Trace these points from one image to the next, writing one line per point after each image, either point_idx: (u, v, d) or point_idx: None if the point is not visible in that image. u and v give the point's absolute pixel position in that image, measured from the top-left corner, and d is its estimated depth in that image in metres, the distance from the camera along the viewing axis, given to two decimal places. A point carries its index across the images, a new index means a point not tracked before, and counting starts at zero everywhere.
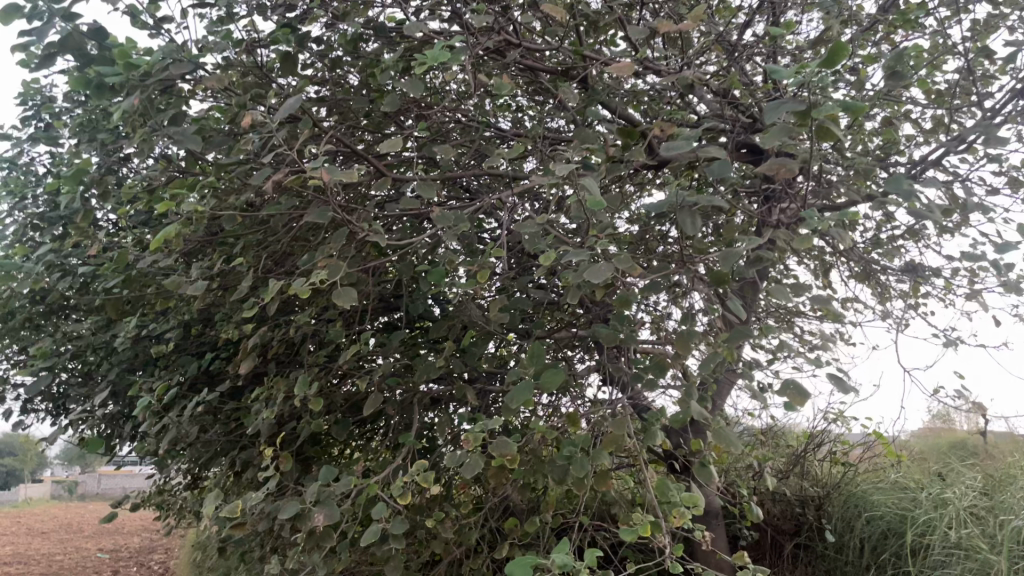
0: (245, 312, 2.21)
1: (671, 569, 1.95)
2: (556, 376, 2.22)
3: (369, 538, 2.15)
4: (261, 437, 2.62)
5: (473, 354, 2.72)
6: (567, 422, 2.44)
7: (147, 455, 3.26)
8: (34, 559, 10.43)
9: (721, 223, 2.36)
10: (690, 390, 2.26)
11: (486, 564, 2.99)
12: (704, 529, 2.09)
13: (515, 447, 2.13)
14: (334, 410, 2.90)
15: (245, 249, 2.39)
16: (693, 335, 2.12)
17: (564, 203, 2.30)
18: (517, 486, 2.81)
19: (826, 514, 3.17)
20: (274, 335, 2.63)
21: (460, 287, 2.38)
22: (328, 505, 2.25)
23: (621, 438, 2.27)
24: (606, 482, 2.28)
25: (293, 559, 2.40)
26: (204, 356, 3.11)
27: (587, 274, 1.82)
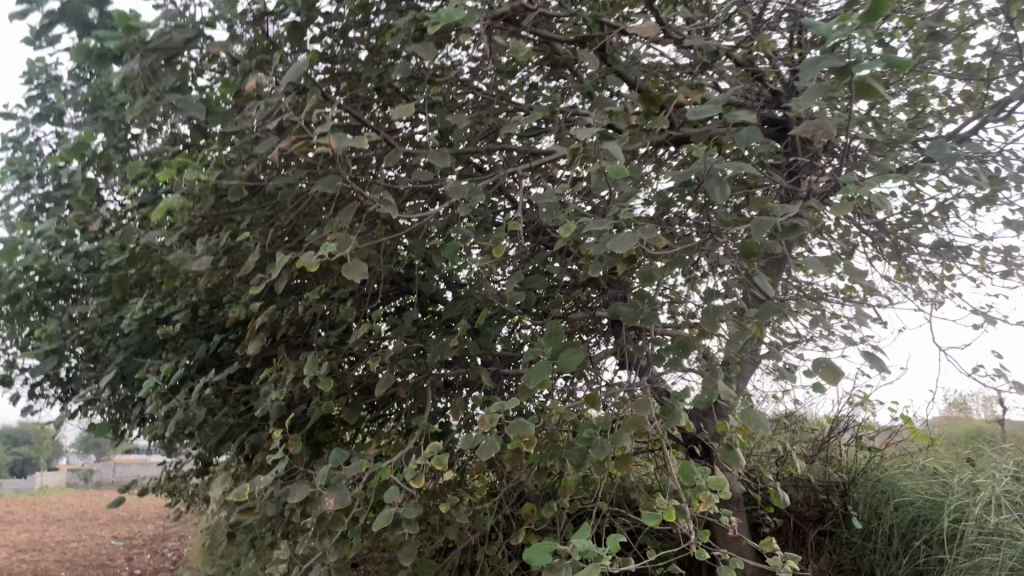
0: (252, 289, 2.13)
1: (699, 556, 1.86)
2: (576, 355, 2.14)
3: (382, 522, 2.07)
4: (270, 419, 2.55)
5: (488, 335, 2.64)
6: (586, 405, 2.36)
7: (156, 440, 3.20)
8: (50, 545, 10.47)
9: (747, 196, 2.27)
10: (716, 370, 2.17)
11: (501, 550, 2.92)
12: (731, 514, 2.00)
13: (533, 428, 2.05)
14: (345, 393, 2.82)
15: (251, 224, 2.31)
16: (719, 312, 2.03)
17: (583, 176, 2.21)
18: (534, 470, 2.73)
19: (851, 500, 3.08)
20: (284, 315, 2.56)
21: (474, 263, 2.30)
22: (339, 489, 2.18)
23: (643, 420, 2.18)
24: (627, 465, 2.19)
25: (303, 545, 2.33)
26: (212, 338, 3.05)
27: (609, 244, 1.73)
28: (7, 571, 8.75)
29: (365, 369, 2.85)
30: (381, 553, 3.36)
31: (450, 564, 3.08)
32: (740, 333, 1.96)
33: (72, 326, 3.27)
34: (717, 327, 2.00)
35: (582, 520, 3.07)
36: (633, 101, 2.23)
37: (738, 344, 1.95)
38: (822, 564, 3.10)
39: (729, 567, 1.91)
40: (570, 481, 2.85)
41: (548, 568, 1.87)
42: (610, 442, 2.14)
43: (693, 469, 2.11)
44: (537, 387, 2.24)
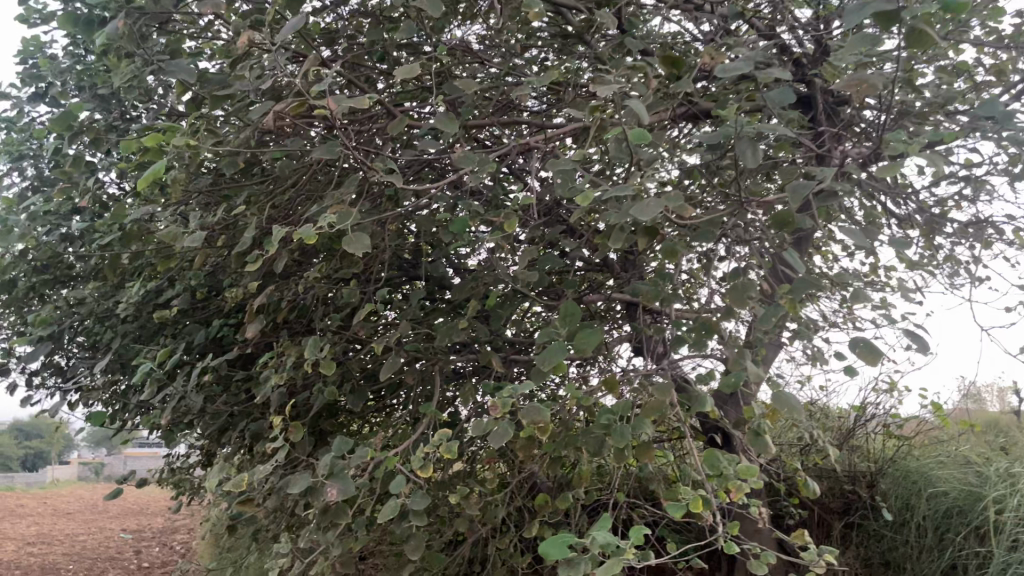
0: (248, 266, 2.00)
1: (728, 549, 1.72)
2: (595, 335, 2.00)
3: (387, 514, 1.94)
4: (271, 406, 2.42)
5: (499, 317, 2.51)
6: (604, 389, 2.22)
7: (155, 429, 3.08)
8: (57, 538, 10.41)
9: (777, 167, 2.12)
10: (741, 353, 2.03)
11: (513, 544, 2.79)
12: (761, 505, 1.86)
13: (549, 414, 1.91)
14: (350, 379, 2.70)
15: (247, 198, 2.18)
16: (749, 288, 1.88)
17: (599, 145, 2.07)
18: (548, 460, 2.60)
19: (879, 491, 2.94)
20: (284, 296, 2.43)
21: (485, 239, 2.17)
22: (342, 478, 2.05)
23: (665, 404, 2.04)
24: (649, 453, 2.06)
25: (305, 537, 2.21)
26: (211, 322, 2.93)
27: (633, 212, 1.57)
28: (16, 564, 8.71)
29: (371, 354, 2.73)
30: (388, 546, 3.25)
31: (461, 557, 2.96)
32: (770, 310, 1.80)
33: (67, 311, 3.15)
34: (746, 303, 1.86)
35: (597, 512, 2.94)
36: (654, 65, 2.09)
37: (769, 321, 1.80)
38: (850, 558, 2.96)
39: (761, 562, 1.77)
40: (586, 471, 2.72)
41: (566, 563, 1.74)
42: (631, 427, 2.00)
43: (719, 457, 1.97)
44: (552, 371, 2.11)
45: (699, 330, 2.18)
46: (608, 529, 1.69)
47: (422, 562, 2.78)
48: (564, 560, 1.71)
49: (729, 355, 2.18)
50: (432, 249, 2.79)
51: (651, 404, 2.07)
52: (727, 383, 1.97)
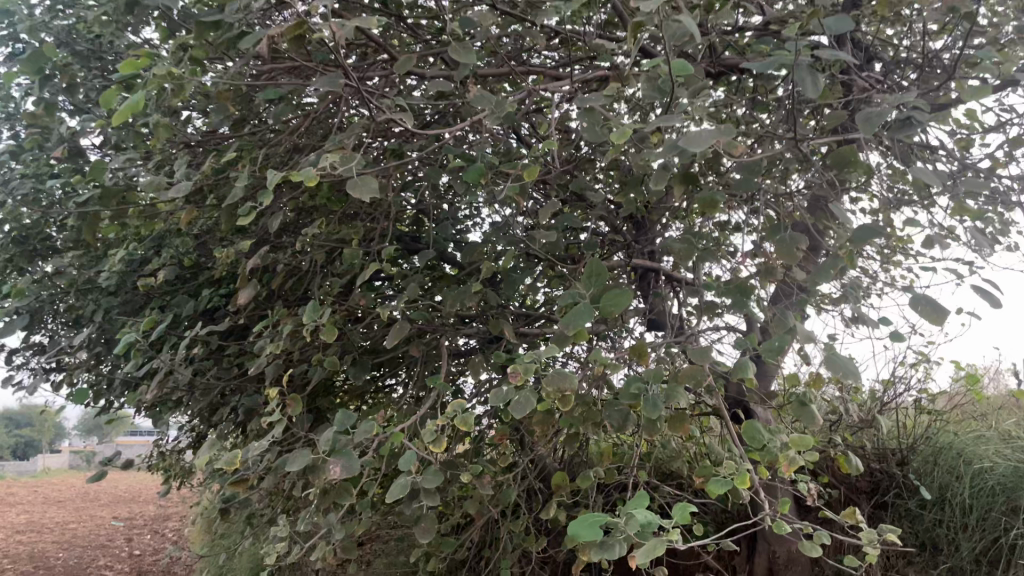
0: (239, 219, 1.80)
1: (779, 529, 1.53)
2: (626, 296, 1.81)
3: (396, 492, 1.75)
4: (267, 378, 2.24)
5: (513, 282, 2.31)
6: (631, 357, 2.02)
7: (141, 407, 2.88)
8: (48, 527, 10.20)
9: (821, 112, 1.92)
10: (784, 315, 1.85)
11: (526, 525, 2.61)
12: (811, 480, 1.68)
13: (577, 381, 1.72)
14: (350, 352, 2.50)
15: (239, 149, 1.99)
16: (799, 240, 1.70)
17: (628, 89, 1.89)
18: (565, 436, 2.42)
19: (911, 469, 2.78)
20: (280, 258, 2.24)
21: (501, 193, 1.98)
22: (346, 455, 1.86)
23: (701, 372, 1.86)
24: (684, 425, 1.86)
25: (305, 520, 2.02)
26: (201, 293, 2.73)
27: (680, 141, 1.36)
28: (3, 552, 8.52)
29: (373, 324, 2.55)
30: (390, 531, 3.08)
31: (468, 541, 2.79)
32: (829, 263, 1.54)
33: (46, 283, 2.95)
34: (796, 256, 1.67)
35: (613, 493, 2.78)
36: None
37: (828, 274, 1.54)
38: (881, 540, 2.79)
39: (813, 541, 1.60)
40: (604, 448, 2.55)
41: (599, 546, 1.55)
42: (665, 398, 1.81)
43: (761, 429, 1.79)
44: (577, 336, 1.93)
45: (734, 291, 2.00)
46: (647, 507, 1.50)
47: (427, 546, 2.61)
48: (597, 541, 1.53)
49: (767, 319, 1.99)
50: (437, 213, 2.60)
51: (685, 370, 1.90)
52: (770, 348, 1.79)
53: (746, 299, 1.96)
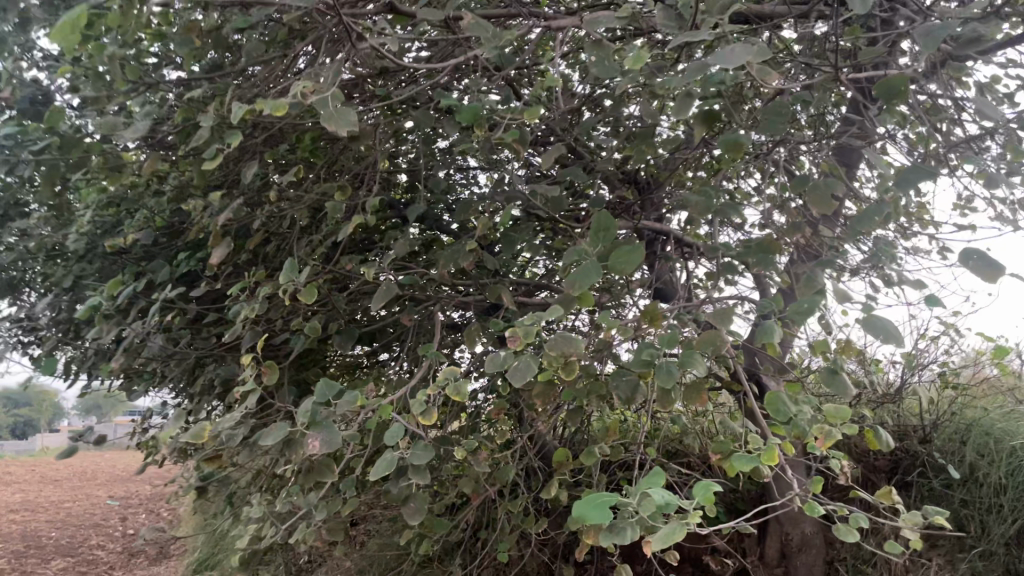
0: (205, 165, 1.60)
1: (812, 511, 1.35)
2: (637, 254, 1.62)
3: (380, 468, 1.58)
4: (244, 345, 2.06)
5: (511, 243, 2.12)
6: (642, 321, 1.83)
7: (116, 379, 2.70)
8: (40, 505, 10.07)
9: (856, 51, 1.72)
10: (813, 275, 1.67)
11: (524, 504, 2.44)
12: (843, 456, 1.50)
13: (584, 344, 1.53)
14: (335, 320, 2.31)
15: (209, 89, 1.80)
16: (835, 187, 1.51)
17: (641, 20, 1.69)
18: (568, 410, 2.24)
19: (934, 447, 2.61)
20: (258, 215, 2.06)
21: (499, 140, 1.79)
22: (326, 429, 1.68)
23: (720, 338, 1.68)
24: (701, 396, 1.67)
25: (284, 500, 1.85)
26: (177, 256, 2.53)
27: (711, 58, 1.16)
28: None
29: (361, 290, 2.36)
30: (381, 510, 2.91)
31: (463, 522, 2.63)
32: (872, 211, 1.33)
33: (12, 246, 2.75)
34: (832, 205, 1.48)
35: (617, 471, 2.61)
36: None
37: (871, 222, 1.34)
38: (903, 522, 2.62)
39: (848, 525, 1.42)
40: (609, 424, 2.38)
41: (609, 529, 1.37)
42: (681, 365, 1.62)
43: (787, 400, 1.61)
44: (583, 298, 1.74)
45: (755, 250, 1.82)
46: (664, 486, 1.32)
47: (419, 527, 2.45)
48: (608, 524, 1.35)
49: (795, 278, 1.79)
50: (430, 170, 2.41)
51: (702, 336, 1.71)
52: (798, 309, 1.60)
53: (768, 258, 1.78)
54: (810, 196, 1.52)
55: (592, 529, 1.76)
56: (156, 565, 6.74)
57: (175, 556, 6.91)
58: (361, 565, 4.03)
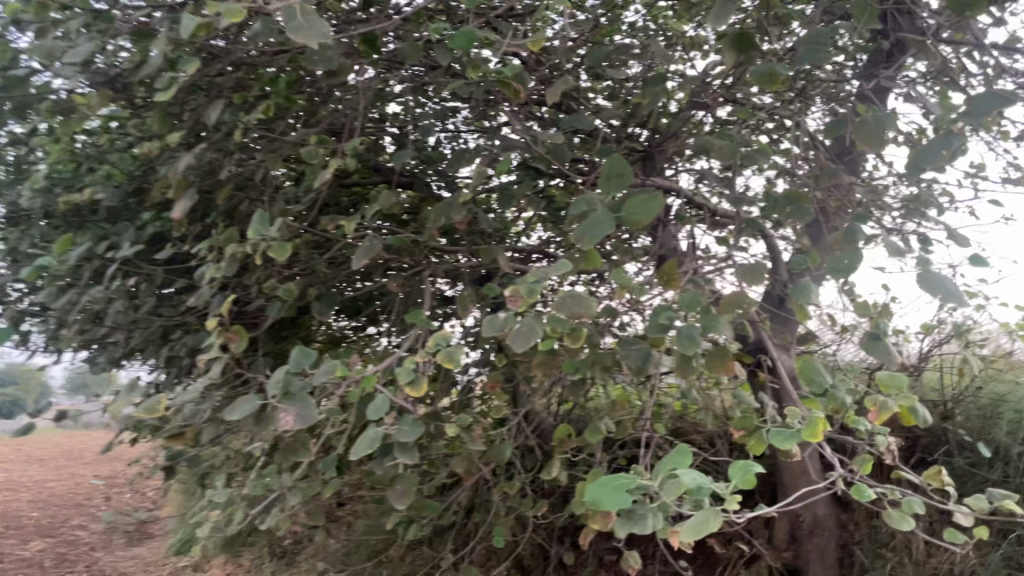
0: (157, 98, 1.40)
1: (859, 495, 1.19)
2: (654, 204, 1.43)
3: (362, 447, 1.38)
4: (213, 310, 1.86)
5: (507, 198, 1.92)
6: (659, 281, 1.62)
7: (78, 351, 2.50)
8: (21, 485, 9.88)
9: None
10: (853, 228, 1.48)
11: (521, 485, 2.26)
12: (889, 431, 1.32)
13: (597, 304, 1.33)
14: (314, 285, 2.11)
15: (165, 17, 1.58)
16: (888, 122, 1.31)
17: None
18: (570, 383, 2.05)
19: (959, 423, 2.45)
20: (225, 165, 1.85)
21: (497, 77, 1.58)
22: (301, 401, 1.48)
23: (747, 300, 1.48)
24: (727, 364, 1.47)
25: (257, 481, 1.66)
26: (142, 216, 2.32)
27: None
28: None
29: (344, 252, 2.17)
30: (367, 491, 2.74)
31: (455, 504, 2.45)
32: (940, 144, 1.15)
33: None
34: (885, 141, 1.29)
35: (620, 449, 2.44)
36: None
37: (938, 157, 1.15)
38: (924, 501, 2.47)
39: (898, 510, 1.25)
40: (614, 397, 2.20)
41: (626, 514, 1.19)
42: (703, 329, 1.42)
43: (823, 369, 1.42)
44: (592, 255, 1.55)
45: (782, 202, 1.62)
46: (691, 467, 1.14)
47: (408, 510, 2.27)
48: (626, 510, 1.17)
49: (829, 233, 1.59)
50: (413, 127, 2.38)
51: (726, 296, 1.52)
52: (837, 265, 1.41)
53: (802, 210, 1.58)
54: (859, 133, 1.33)
55: (598, 515, 1.59)
56: (136, 546, 6.54)
57: (157, 536, 6.73)
58: (347, 548, 3.86)
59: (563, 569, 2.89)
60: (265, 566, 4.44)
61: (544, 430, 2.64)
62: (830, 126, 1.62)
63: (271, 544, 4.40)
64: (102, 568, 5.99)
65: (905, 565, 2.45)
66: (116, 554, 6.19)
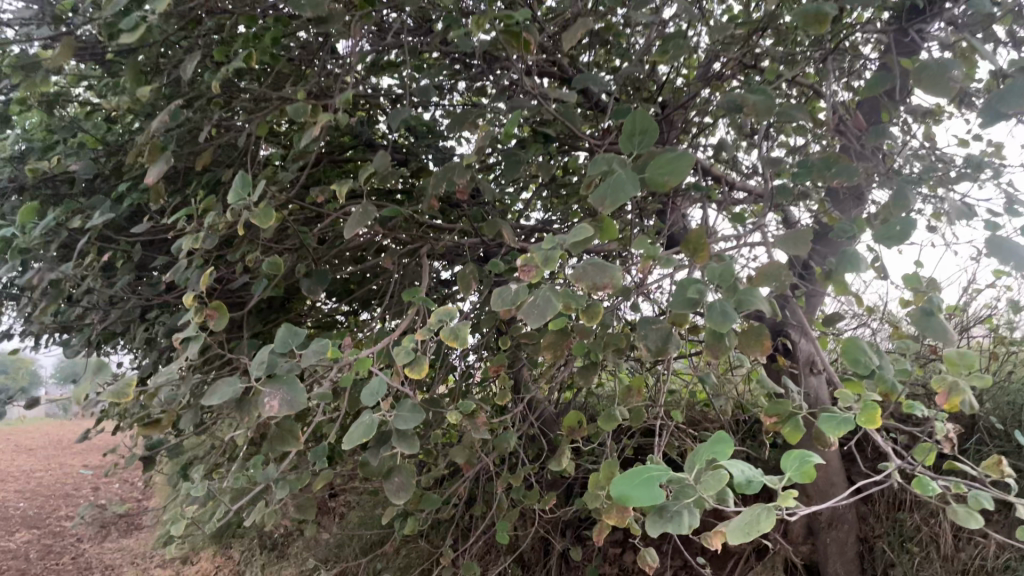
0: (122, 40, 1.24)
1: (924, 489, 1.05)
2: (683, 163, 1.28)
3: (356, 435, 1.23)
4: (192, 287, 1.70)
5: (514, 165, 1.76)
6: (685, 252, 1.47)
7: (53, 333, 2.34)
8: (9, 475, 9.73)
9: None
10: (903, 192, 1.32)
11: (525, 477, 2.11)
12: (951, 417, 1.17)
13: (623, 273, 1.17)
14: (304, 261, 1.95)
15: None
16: (954, 68, 1.19)
17: None
18: (580, 366, 1.89)
19: (990, 411, 2.30)
20: (204, 126, 1.69)
21: (505, 24, 1.43)
22: (286, 383, 1.32)
23: (784, 272, 1.33)
24: (765, 342, 1.31)
25: (241, 473, 1.51)
26: (120, 189, 2.16)
27: None
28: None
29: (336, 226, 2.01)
30: (362, 482, 2.59)
31: (455, 496, 2.31)
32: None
33: None
34: (952, 87, 1.17)
35: (630, 439, 2.29)
36: None
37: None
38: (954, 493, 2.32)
39: (963, 506, 1.10)
40: (625, 382, 2.05)
41: (660, 511, 1.04)
42: (737, 305, 1.28)
43: (868, 348, 1.28)
44: (610, 224, 1.40)
45: (817, 166, 1.49)
46: (732, 456, 0.96)
47: (404, 503, 2.12)
48: (657, 506, 1.02)
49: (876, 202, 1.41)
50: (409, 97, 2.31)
51: (760, 268, 1.37)
52: (887, 232, 1.27)
53: (848, 171, 1.43)
54: (918, 77, 1.20)
55: (615, 510, 1.44)
56: (124, 537, 6.40)
57: (146, 528, 6.58)
58: (339, 541, 3.73)
59: (567, 564, 2.75)
60: (255, 558, 4.31)
61: (550, 418, 2.50)
62: (871, 83, 1.50)
63: (264, 535, 4.27)
64: (88, 560, 5.85)
65: (932, 560, 2.29)
66: (103, 545, 6.06)
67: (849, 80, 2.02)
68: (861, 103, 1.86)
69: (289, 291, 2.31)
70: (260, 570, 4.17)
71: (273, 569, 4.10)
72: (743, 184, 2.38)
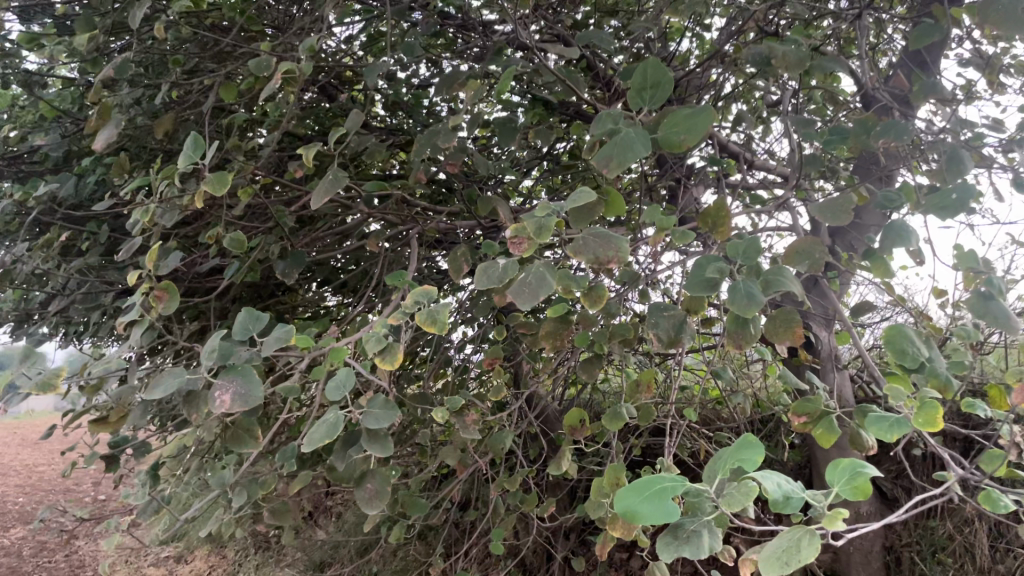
0: None
1: (996, 504, 0.88)
2: (700, 119, 1.08)
3: (318, 435, 1.05)
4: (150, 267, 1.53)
5: (510, 131, 1.59)
6: (706, 229, 1.29)
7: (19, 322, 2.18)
8: (9, 470, 9.62)
9: None
10: (959, 154, 1.14)
11: (522, 479, 1.93)
12: (1020, 418, 1.00)
13: (632, 245, 0.98)
14: (282, 243, 1.78)
15: None
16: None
17: None
18: (585, 358, 1.70)
19: None
20: (165, 87, 1.52)
21: None
22: (238, 373, 1.14)
23: (818, 248, 1.15)
24: (800, 330, 1.13)
25: (200, 477, 1.34)
26: (86, 166, 2.00)
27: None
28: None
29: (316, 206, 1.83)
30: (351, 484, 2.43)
31: (447, 499, 2.14)
32: None
33: None
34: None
35: (639, 439, 2.11)
36: None
37: None
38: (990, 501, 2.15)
39: None
40: (633, 376, 1.86)
41: (676, 531, 0.85)
42: (763, 286, 1.09)
43: (915, 337, 1.10)
44: (616, 196, 1.22)
45: (853, 132, 1.31)
46: (763, 466, 0.76)
47: (392, 507, 1.94)
48: (671, 524, 0.84)
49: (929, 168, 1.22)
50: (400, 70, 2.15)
51: (792, 245, 1.19)
52: (940, 201, 1.09)
53: (895, 131, 1.23)
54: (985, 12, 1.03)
55: (620, 520, 1.26)
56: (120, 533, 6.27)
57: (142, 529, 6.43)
58: (333, 543, 3.56)
59: (568, 571, 2.57)
60: (248, 559, 4.16)
61: (551, 416, 2.33)
62: (916, 32, 1.30)
63: (258, 536, 4.12)
64: (83, 557, 5.72)
65: (967, 571, 2.16)
66: (99, 541, 5.92)
67: (881, 47, 1.84)
68: (897, 66, 1.68)
69: (268, 277, 2.14)
70: (252, 571, 4.02)
71: (266, 571, 3.93)
72: (762, 165, 2.20)
